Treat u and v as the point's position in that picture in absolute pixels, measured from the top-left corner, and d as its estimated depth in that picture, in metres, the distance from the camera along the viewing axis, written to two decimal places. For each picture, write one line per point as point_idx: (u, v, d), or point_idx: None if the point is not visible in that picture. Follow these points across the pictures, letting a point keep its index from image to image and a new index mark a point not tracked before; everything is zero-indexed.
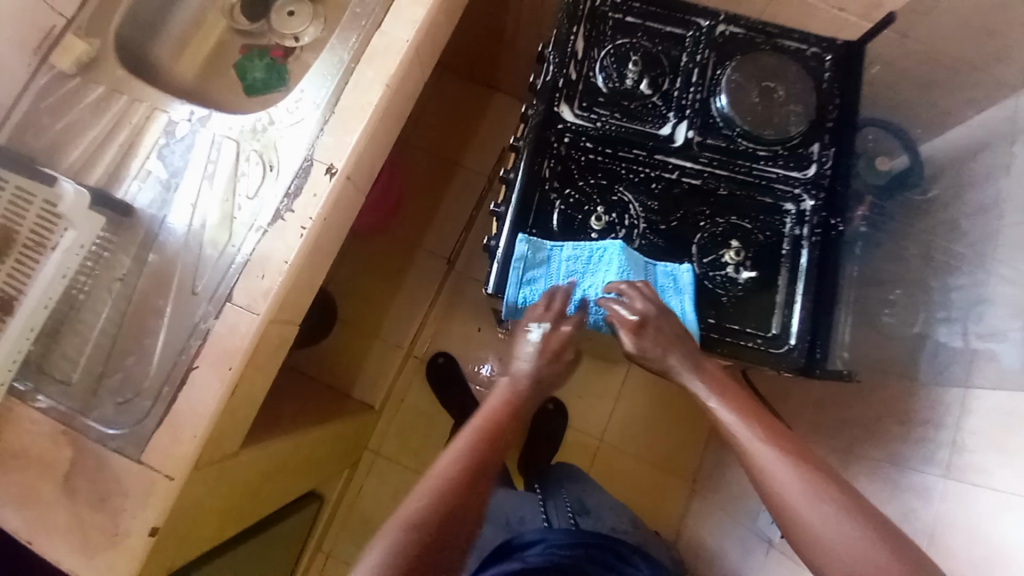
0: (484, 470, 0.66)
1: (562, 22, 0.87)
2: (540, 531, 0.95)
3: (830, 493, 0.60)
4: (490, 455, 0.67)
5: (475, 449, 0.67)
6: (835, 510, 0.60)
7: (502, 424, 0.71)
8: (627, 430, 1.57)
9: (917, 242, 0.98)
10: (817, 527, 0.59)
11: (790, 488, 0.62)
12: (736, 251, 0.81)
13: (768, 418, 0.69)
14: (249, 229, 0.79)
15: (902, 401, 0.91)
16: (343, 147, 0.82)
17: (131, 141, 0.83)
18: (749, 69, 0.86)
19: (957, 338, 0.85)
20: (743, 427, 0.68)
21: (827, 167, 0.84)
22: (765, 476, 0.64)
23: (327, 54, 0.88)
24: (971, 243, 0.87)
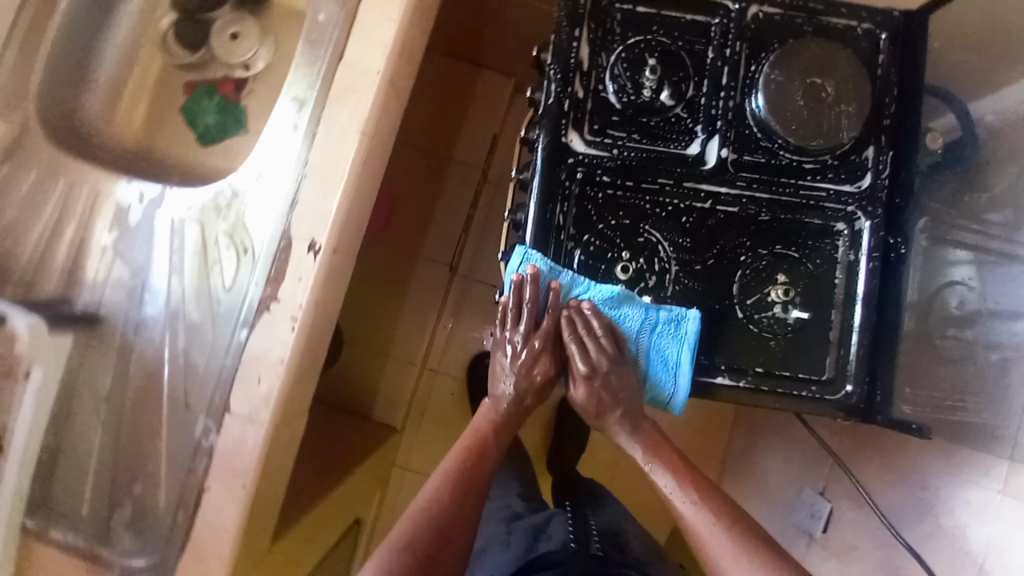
0: (473, 487, 0.68)
1: (561, 27, 0.72)
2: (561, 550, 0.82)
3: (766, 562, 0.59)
4: (476, 475, 0.69)
5: (462, 467, 0.69)
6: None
7: (485, 439, 0.72)
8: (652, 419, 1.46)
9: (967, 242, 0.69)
10: None
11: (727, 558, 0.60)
12: (783, 288, 0.72)
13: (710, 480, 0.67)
14: (234, 326, 0.70)
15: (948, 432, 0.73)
16: (323, 215, 0.70)
17: (83, 236, 0.72)
18: (792, 62, 0.71)
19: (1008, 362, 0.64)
20: (694, 501, 0.65)
21: (885, 176, 0.72)
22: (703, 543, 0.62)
23: (286, 96, 0.72)
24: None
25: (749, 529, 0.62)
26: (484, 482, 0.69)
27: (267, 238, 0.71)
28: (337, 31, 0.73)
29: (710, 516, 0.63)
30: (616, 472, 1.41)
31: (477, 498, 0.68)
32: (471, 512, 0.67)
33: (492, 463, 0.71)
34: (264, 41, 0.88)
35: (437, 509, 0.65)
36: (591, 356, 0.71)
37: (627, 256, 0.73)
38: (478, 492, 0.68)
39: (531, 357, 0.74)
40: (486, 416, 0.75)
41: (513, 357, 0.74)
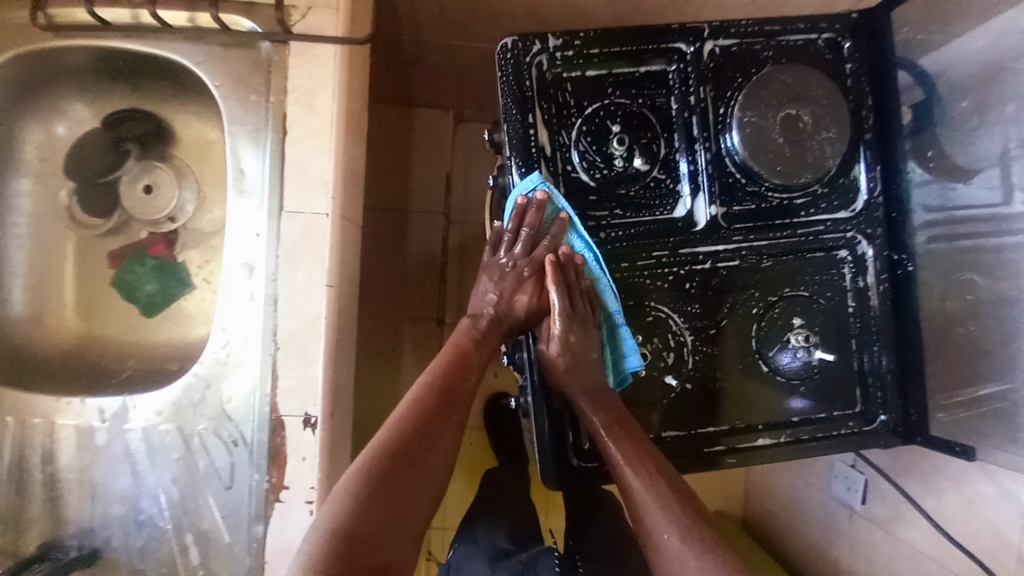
0: (450, 409, 0.61)
1: (511, 116, 0.66)
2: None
3: (710, 553, 0.52)
4: (456, 397, 0.63)
5: (442, 386, 0.62)
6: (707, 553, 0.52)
7: (465, 350, 0.67)
8: None
9: None
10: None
11: (675, 541, 0.53)
12: (802, 332, 0.69)
13: (664, 460, 0.61)
14: (246, 524, 0.65)
15: None
16: (311, 384, 0.64)
17: (50, 473, 0.65)
18: (761, 98, 0.66)
19: None
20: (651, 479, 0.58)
21: (878, 193, 0.69)
22: (649, 526, 0.55)
23: (233, 262, 0.65)
24: None
25: (699, 515, 0.56)
26: (465, 401, 0.63)
27: (256, 423, 0.64)
28: (265, 177, 0.64)
29: (665, 491, 0.57)
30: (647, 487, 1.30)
31: (456, 420, 0.61)
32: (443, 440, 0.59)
33: (472, 383, 0.65)
34: (183, 183, 0.78)
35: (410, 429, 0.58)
36: (577, 308, 0.66)
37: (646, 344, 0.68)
38: (456, 413, 0.61)
39: (518, 281, 0.69)
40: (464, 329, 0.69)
41: (505, 272, 0.69)
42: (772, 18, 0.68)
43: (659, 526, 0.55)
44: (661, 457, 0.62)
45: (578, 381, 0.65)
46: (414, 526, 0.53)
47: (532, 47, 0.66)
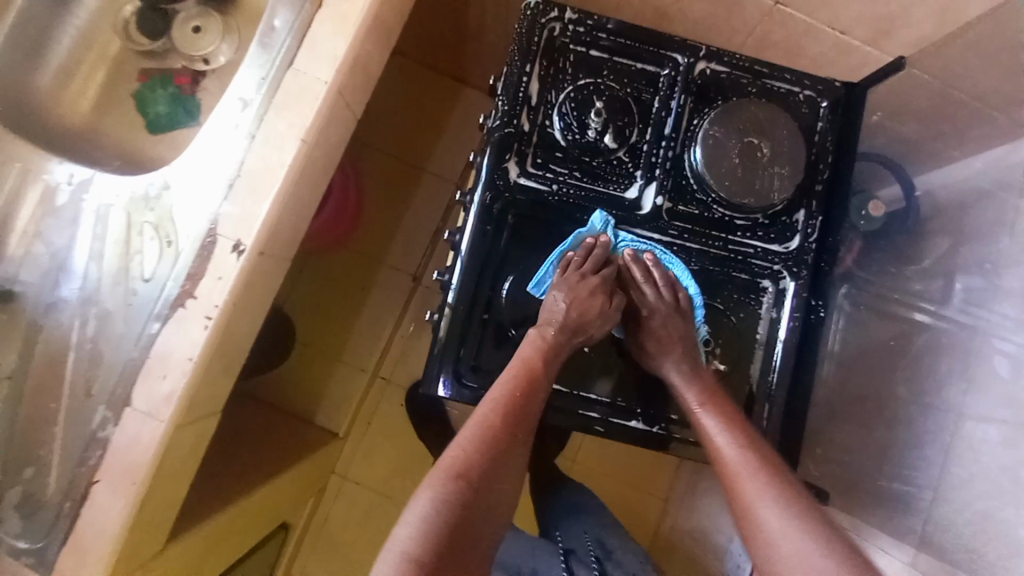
0: (521, 423, 0.65)
1: (513, 61, 0.74)
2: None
3: (806, 522, 0.56)
4: (527, 409, 0.66)
5: (513, 400, 0.66)
6: (790, 517, 0.57)
7: (540, 374, 0.68)
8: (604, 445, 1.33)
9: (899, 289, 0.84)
10: (773, 533, 0.57)
11: (766, 505, 0.59)
12: (705, 338, 0.74)
13: (758, 436, 0.66)
14: (147, 318, 0.68)
15: (892, 454, 0.80)
16: (251, 217, 0.69)
17: (6, 214, 0.71)
18: (732, 120, 0.73)
19: (954, 407, 0.72)
20: (743, 448, 0.64)
21: (812, 240, 0.74)
22: (743, 491, 0.61)
23: (231, 95, 0.72)
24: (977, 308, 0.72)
25: (792, 484, 0.60)
26: (532, 416, 0.66)
27: (193, 233, 0.69)
28: (289, 36, 0.72)
29: (753, 462, 0.62)
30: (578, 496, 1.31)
31: (520, 439, 0.64)
32: (518, 453, 0.64)
33: (541, 393, 0.68)
34: (225, 36, 0.88)
35: (483, 455, 0.61)
36: (649, 299, 0.72)
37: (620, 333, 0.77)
38: (513, 435, 0.64)
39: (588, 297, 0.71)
40: (530, 347, 0.69)
41: (573, 286, 0.71)
42: (764, 61, 0.76)
43: (755, 493, 0.60)
44: (755, 432, 0.66)
45: (669, 353, 0.71)
46: (485, 540, 0.58)
47: (550, 12, 0.74)
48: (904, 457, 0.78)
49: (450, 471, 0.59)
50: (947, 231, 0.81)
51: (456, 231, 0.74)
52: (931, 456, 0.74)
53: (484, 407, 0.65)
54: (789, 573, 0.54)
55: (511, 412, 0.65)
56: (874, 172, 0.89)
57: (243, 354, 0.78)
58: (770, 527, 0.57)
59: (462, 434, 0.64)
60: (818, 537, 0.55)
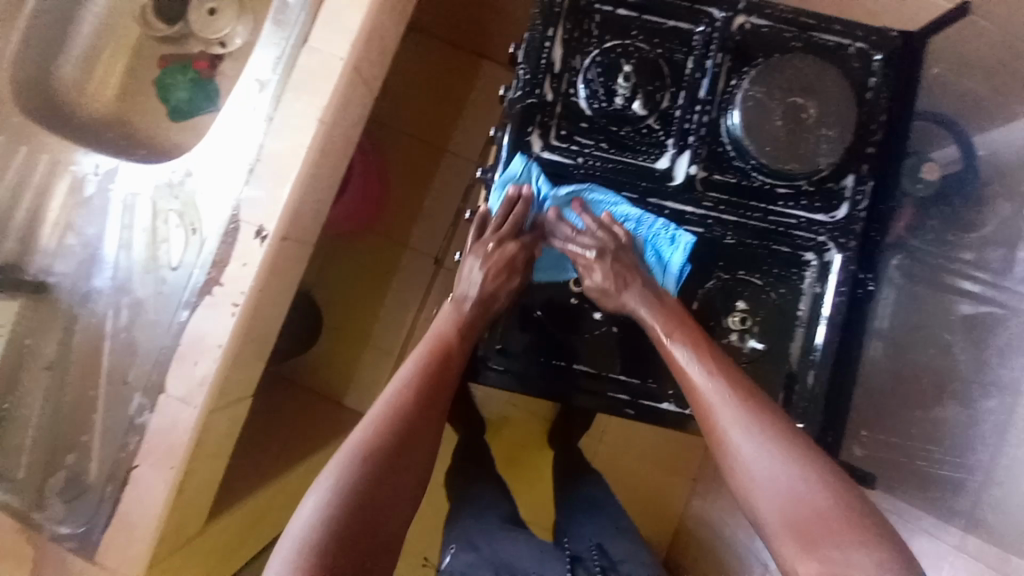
0: (438, 399, 0.63)
1: (534, 25, 0.69)
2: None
3: (773, 444, 0.55)
4: (442, 384, 0.64)
5: (427, 376, 0.63)
6: (763, 441, 0.55)
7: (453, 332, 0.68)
8: (631, 427, 1.30)
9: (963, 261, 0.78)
10: (747, 460, 0.55)
11: (738, 433, 0.56)
12: (742, 315, 0.69)
13: (729, 361, 0.63)
14: (177, 305, 0.69)
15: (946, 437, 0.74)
16: (273, 202, 0.68)
17: (38, 205, 0.72)
18: (774, 79, 0.67)
19: (1016, 386, 0.68)
20: (713, 374, 0.60)
21: (862, 208, 0.69)
22: (714, 419, 0.59)
23: (247, 76, 0.70)
24: None
25: (767, 409, 0.57)
26: (448, 390, 0.64)
27: (216, 219, 0.69)
28: (303, 12, 0.70)
29: (729, 389, 0.59)
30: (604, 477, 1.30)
31: (436, 402, 0.63)
32: (433, 430, 0.61)
33: (457, 368, 0.66)
34: (240, 17, 0.87)
35: (406, 417, 0.59)
36: (594, 241, 0.69)
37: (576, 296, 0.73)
38: (434, 395, 0.62)
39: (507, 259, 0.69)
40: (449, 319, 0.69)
41: (487, 253, 0.69)
42: (810, 13, 0.70)
43: (726, 419, 0.58)
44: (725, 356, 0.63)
45: (630, 293, 0.67)
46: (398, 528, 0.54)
47: None
48: (954, 439, 0.73)
49: (365, 451, 0.56)
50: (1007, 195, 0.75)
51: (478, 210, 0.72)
52: (989, 437, 0.70)
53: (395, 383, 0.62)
54: (767, 495, 0.53)
55: (425, 375, 0.63)
56: (923, 131, 0.80)
57: (270, 339, 0.78)
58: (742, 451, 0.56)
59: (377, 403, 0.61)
60: (792, 459, 0.54)
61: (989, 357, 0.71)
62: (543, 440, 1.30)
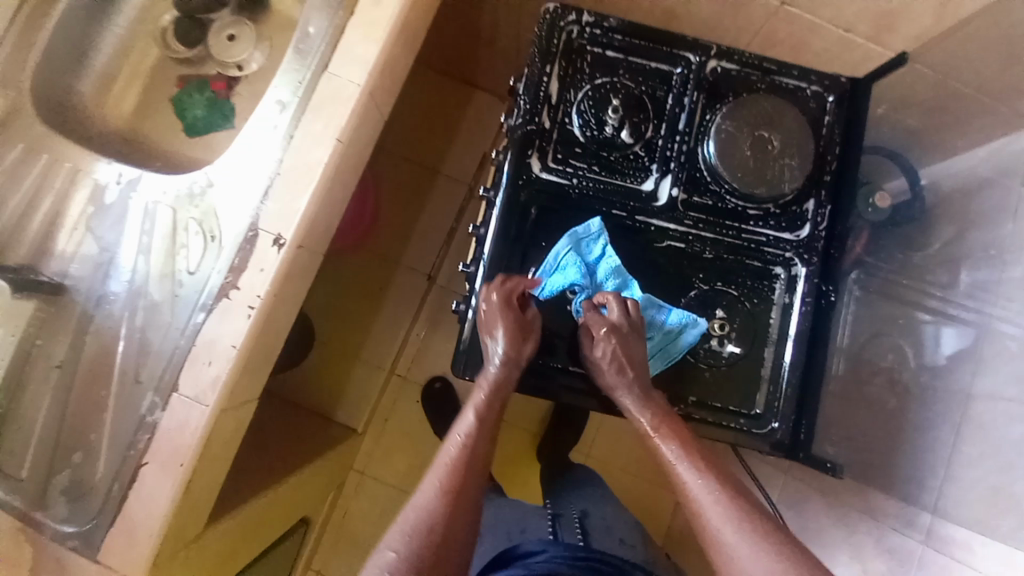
0: (471, 483, 0.63)
1: (533, 62, 0.78)
2: (541, 542, 0.81)
3: (767, 543, 0.55)
4: (473, 469, 0.64)
5: (463, 463, 0.64)
6: (754, 542, 0.56)
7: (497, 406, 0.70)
8: (618, 437, 1.36)
9: (913, 278, 0.87)
10: (742, 563, 0.55)
11: (729, 533, 0.57)
12: (721, 322, 0.76)
13: (718, 463, 0.65)
14: (191, 309, 0.72)
15: (903, 437, 0.82)
16: (290, 212, 0.73)
17: (58, 211, 0.75)
18: (743, 115, 0.76)
19: (959, 389, 0.76)
20: (702, 478, 0.62)
21: (822, 228, 0.78)
22: (706, 523, 0.59)
23: (269, 98, 0.76)
24: (983, 293, 0.76)
25: (755, 512, 0.58)
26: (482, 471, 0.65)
27: (234, 228, 0.73)
28: (323, 42, 0.77)
29: (718, 490, 0.61)
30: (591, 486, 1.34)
31: (480, 472, 0.65)
32: (470, 514, 0.62)
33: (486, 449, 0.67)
34: (259, 43, 0.93)
35: (443, 511, 0.60)
36: (609, 319, 0.72)
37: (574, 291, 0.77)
38: (478, 466, 0.65)
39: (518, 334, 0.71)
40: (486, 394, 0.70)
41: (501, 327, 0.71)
42: (772, 59, 0.80)
43: (718, 518, 0.59)
44: (714, 457, 0.65)
45: (623, 384, 0.71)
46: None
47: (568, 16, 0.78)
48: (912, 438, 0.80)
49: (409, 540, 0.57)
50: (954, 220, 0.85)
51: (481, 225, 0.78)
52: (941, 436, 0.77)
53: (432, 473, 0.64)
54: None
55: (470, 448, 0.66)
56: (876, 163, 0.92)
57: (277, 344, 0.81)
58: (738, 555, 0.56)
59: (427, 477, 0.64)
60: (787, 559, 0.54)
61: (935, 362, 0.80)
62: (532, 451, 1.35)
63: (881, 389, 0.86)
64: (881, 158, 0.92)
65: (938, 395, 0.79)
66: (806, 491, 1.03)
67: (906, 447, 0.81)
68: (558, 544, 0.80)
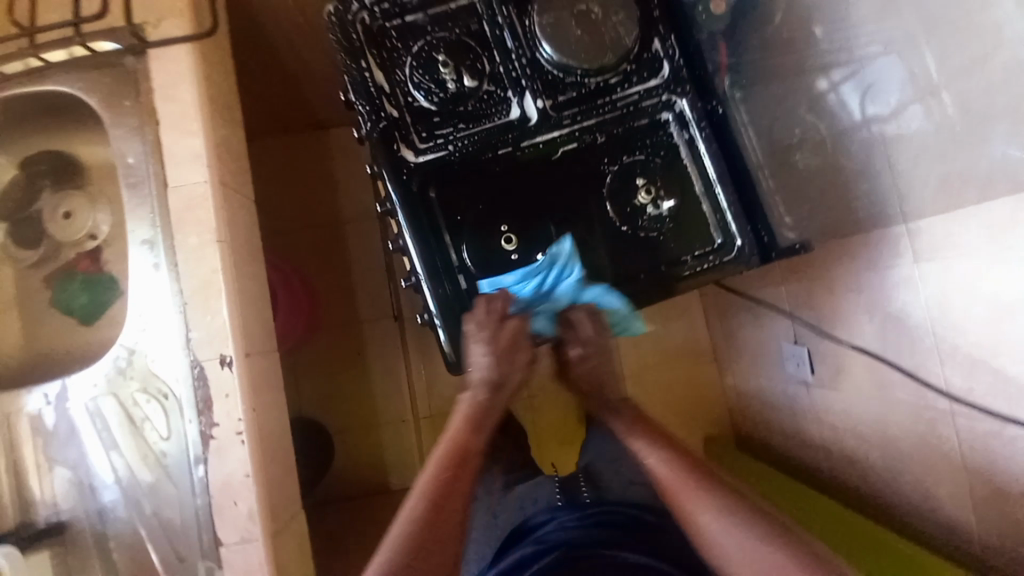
0: None
1: (348, 65, 0.76)
2: (550, 510, 0.82)
3: (736, 513, 0.62)
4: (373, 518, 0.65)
5: None
6: (725, 520, 0.62)
7: (466, 461, 0.67)
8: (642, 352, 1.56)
9: (777, 51, 0.91)
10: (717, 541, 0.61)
11: (712, 513, 0.63)
12: (646, 189, 0.78)
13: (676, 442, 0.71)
14: (187, 467, 0.70)
15: (852, 191, 0.89)
16: (220, 330, 0.71)
17: (13, 459, 0.72)
18: (554, 3, 0.77)
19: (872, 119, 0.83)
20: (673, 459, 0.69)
21: (678, 58, 0.79)
22: (680, 503, 0.65)
23: (134, 243, 0.73)
24: (839, 31, 0.82)
25: (715, 488, 0.65)
26: None
27: (178, 376, 0.71)
28: (148, 163, 0.74)
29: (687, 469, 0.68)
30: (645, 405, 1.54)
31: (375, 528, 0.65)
32: None
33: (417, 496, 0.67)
34: (96, 204, 0.88)
35: None
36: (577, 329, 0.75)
37: (508, 225, 0.77)
38: (456, 526, 0.63)
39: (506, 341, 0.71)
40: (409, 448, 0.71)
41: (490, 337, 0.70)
42: None
43: (689, 500, 0.65)
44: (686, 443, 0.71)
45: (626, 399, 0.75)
46: None
47: (352, 7, 0.77)
48: (860, 188, 0.87)
49: None
50: None
51: (397, 239, 0.77)
52: (878, 169, 0.85)
53: None
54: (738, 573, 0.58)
55: None
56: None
57: (291, 452, 0.79)
58: (698, 514, 0.63)
59: None
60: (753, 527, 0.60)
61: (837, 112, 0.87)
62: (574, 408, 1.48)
63: (812, 162, 0.92)
64: None
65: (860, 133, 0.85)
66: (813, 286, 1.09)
67: (861, 195, 0.88)
68: (568, 508, 0.81)
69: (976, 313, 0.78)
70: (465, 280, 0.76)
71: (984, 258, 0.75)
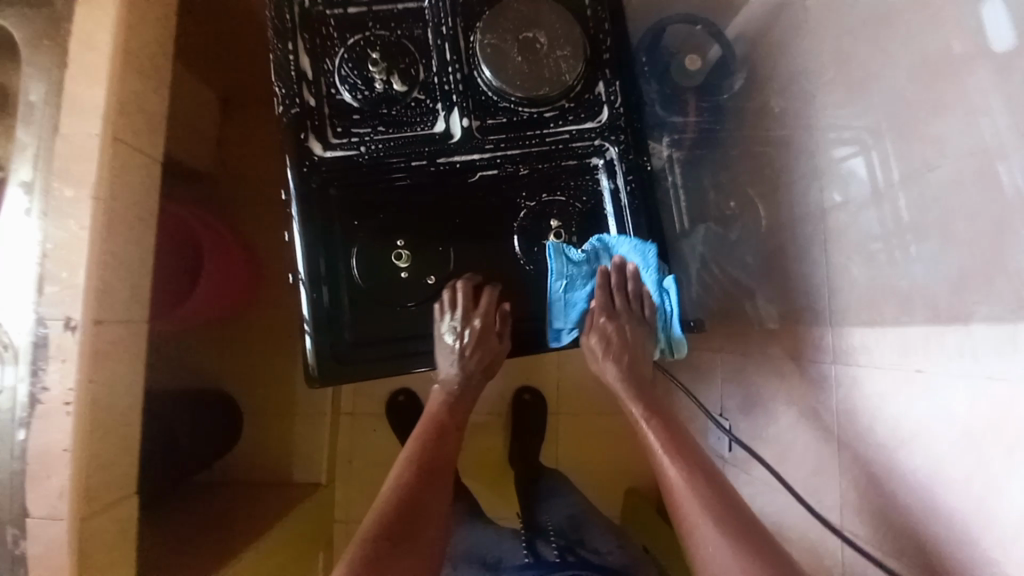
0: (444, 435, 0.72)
1: (273, 44, 0.73)
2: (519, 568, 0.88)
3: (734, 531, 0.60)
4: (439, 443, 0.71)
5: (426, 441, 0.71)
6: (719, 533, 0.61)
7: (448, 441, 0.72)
8: (580, 395, 1.54)
9: (749, 123, 0.94)
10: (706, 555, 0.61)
11: (707, 530, 0.61)
12: (557, 232, 0.76)
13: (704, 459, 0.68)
14: (9, 425, 0.66)
15: (789, 278, 0.89)
16: (73, 293, 0.67)
17: None
18: (500, 23, 0.73)
19: (824, 202, 0.80)
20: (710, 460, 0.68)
21: (619, 105, 0.76)
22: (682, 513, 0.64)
23: (13, 183, 0.69)
24: (803, 115, 0.82)
25: (724, 502, 0.63)
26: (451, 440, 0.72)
27: (22, 327, 0.67)
28: (48, 105, 0.70)
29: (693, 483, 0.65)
30: (572, 455, 1.51)
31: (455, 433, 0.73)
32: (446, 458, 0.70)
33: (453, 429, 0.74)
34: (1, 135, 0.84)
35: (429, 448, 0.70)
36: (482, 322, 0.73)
37: (405, 241, 0.74)
38: (438, 514, 0.66)
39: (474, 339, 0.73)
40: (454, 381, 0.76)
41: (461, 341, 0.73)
42: None
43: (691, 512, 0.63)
44: (685, 438, 0.70)
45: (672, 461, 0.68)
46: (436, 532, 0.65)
47: None
48: (796, 270, 0.87)
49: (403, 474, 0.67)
50: (765, 59, 0.90)
51: (288, 231, 0.74)
52: (817, 259, 0.82)
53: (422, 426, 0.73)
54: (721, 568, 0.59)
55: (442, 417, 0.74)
56: (686, 32, 0.98)
57: (137, 433, 0.75)
58: (694, 523, 0.62)
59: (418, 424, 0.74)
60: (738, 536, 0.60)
61: (788, 191, 0.87)
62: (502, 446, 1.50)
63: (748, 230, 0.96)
64: (686, 23, 0.97)
65: (811, 214, 0.83)
66: (757, 360, 1.01)
67: (800, 283, 0.86)
68: (537, 566, 0.87)
69: (873, 430, 0.75)
70: (349, 289, 0.73)
71: (910, 392, 0.69)
